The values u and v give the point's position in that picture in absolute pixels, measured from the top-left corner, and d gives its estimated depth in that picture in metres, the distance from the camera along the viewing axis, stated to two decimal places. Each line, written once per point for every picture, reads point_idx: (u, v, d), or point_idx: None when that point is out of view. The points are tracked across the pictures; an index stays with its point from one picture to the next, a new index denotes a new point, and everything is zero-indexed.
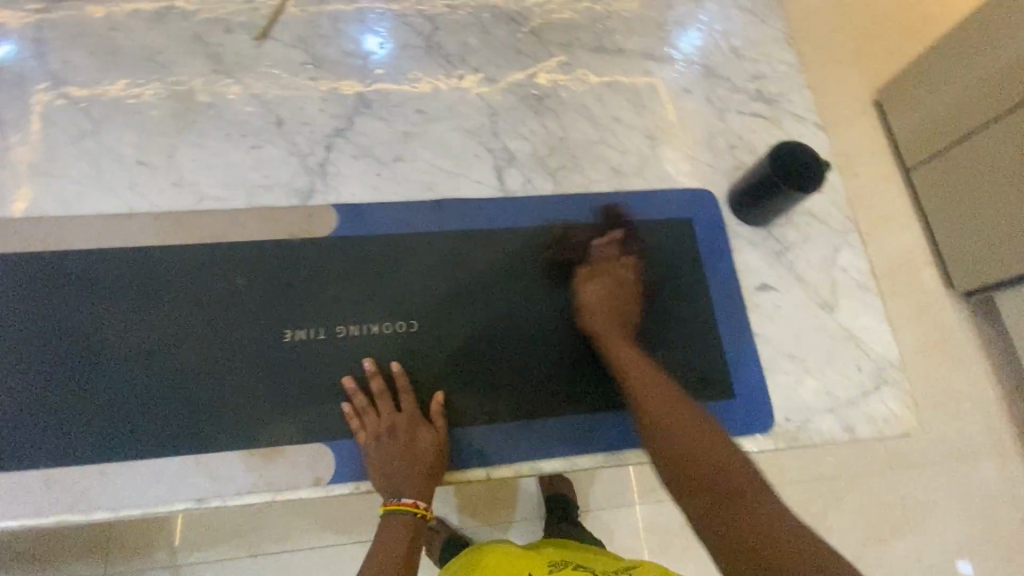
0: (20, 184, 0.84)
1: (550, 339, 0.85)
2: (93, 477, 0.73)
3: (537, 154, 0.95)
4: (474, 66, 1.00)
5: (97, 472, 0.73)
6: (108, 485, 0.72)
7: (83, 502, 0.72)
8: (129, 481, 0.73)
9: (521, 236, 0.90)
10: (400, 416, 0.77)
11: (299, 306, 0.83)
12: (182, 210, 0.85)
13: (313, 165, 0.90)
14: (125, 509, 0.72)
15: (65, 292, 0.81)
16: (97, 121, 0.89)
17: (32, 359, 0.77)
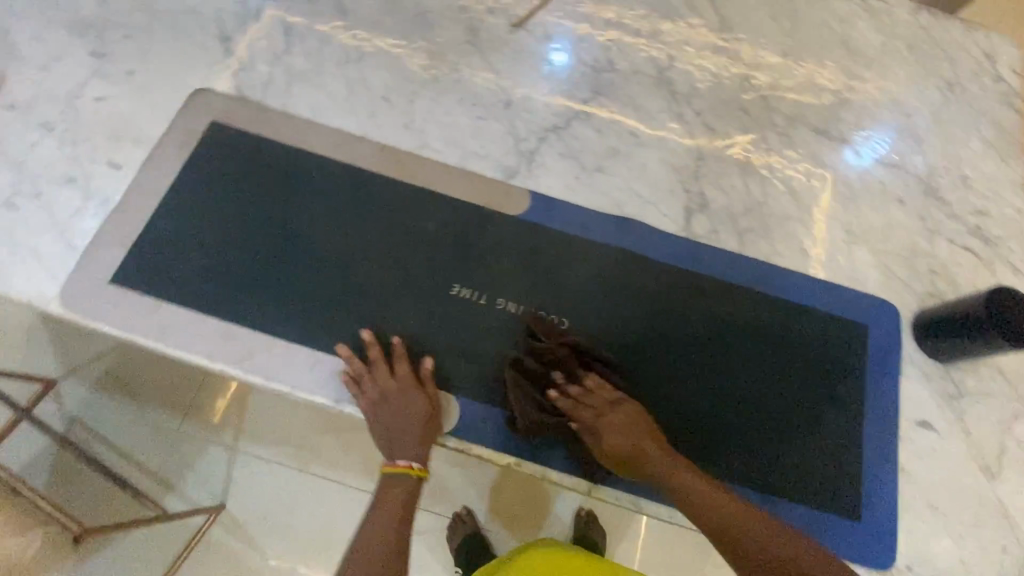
0: (285, 83, 0.97)
1: (691, 386, 0.84)
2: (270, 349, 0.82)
3: (731, 210, 0.95)
4: (696, 109, 1.02)
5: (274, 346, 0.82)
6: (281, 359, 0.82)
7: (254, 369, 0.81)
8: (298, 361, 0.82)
9: (692, 280, 0.90)
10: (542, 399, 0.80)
11: (472, 267, 0.89)
12: (405, 150, 0.94)
13: (524, 150, 0.96)
14: (281, 384, 0.81)
15: (289, 183, 0.90)
16: (360, 51, 1.00)
17: (245, 230, 0.87)
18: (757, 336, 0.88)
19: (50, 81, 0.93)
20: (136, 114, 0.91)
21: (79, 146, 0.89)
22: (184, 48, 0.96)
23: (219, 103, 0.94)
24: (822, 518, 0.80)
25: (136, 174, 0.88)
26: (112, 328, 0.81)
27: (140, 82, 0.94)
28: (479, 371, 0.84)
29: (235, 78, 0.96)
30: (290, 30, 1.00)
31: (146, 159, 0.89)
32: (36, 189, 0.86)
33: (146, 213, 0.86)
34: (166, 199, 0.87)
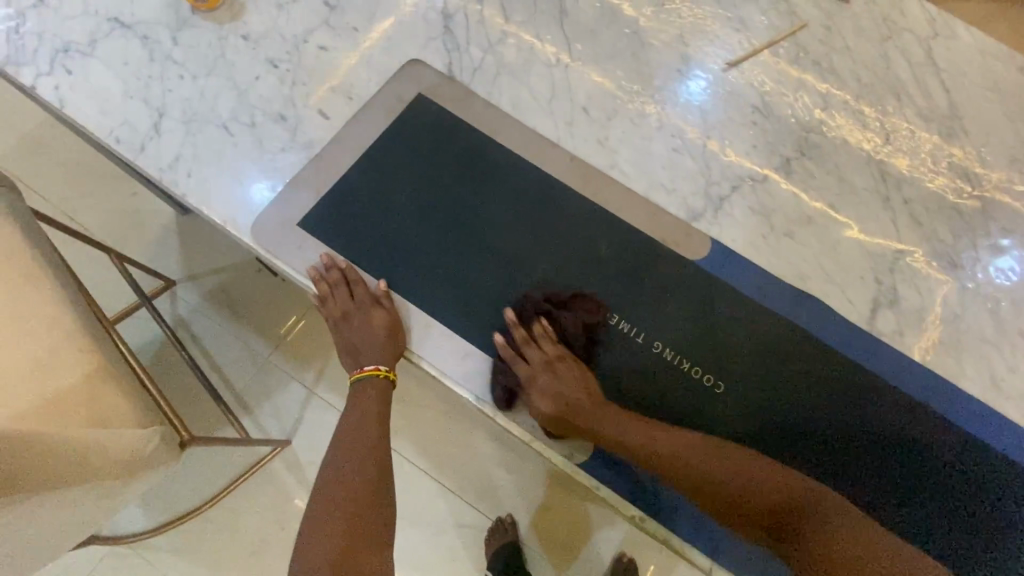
0: (495, 72, 0.98)
1: (828, 489, 0.82)
2: (363, 297, 0.81)
3: (920, 315, 0.88)
4: (904, 197, 0.95)
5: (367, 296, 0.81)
6: (373, 312, 0.80)
7: (345, 314, 0.80)
8: (390, 318, 0.81)
9: (863, 378, 0.84)
10: (612, 411, 0.77)
11: (637, 302, 0.86)
12: (594, 166, 0.93)
13: (713, 195, 0.92)
14: (432, 366, 0.82)
15: (477, 171, 0.91)
16: (572, 56, 0.99)
17: (428, 207, 0.89)
18: (915, 459, 0.82)
19: (282, 19, 0.97)
20: (352, 72, 0.95)
21: (296, 88, 0.93)
22: (408, 17, 0.99)
23: (429, 79, 0.96)
24: None
25: (342, 127, 0.92)
26: (291, 269, 0.85)
27: (363, 41, 0.98)
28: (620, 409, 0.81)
29: (449, 55, 0.98)
30: (509, 20, 1.00)
31: (353, 116, 0.93)
32: (250, 119, 0.91)
33: (343, 167, 0.90)
34: (364, 158, 0.90)
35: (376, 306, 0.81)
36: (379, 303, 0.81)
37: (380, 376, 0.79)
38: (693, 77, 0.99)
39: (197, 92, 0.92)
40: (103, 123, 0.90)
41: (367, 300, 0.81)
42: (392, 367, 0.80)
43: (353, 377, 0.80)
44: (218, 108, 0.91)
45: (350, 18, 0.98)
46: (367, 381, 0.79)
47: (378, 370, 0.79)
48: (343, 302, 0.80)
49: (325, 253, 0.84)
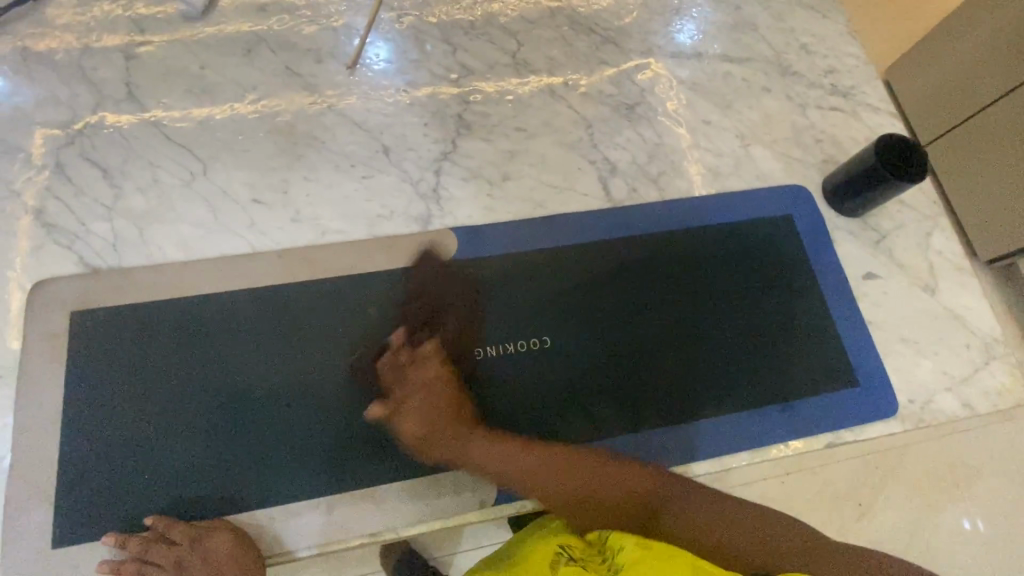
0: (136, 230, 0.82)
1: (681, 343, 0.87)
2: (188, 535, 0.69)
3: (638, 164, 0.97)
4: (563, 80, 1.01)
5: (191, 530, 0.70)
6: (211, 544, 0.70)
7: (182, 562, 0.69)
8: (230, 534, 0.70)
9: (636, 244, 0.92)
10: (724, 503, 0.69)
11: (435, 331, 0.83)
12: (306, 244, 0.85)
13: (426, 190, 0.90)
14: (309, 546, 0.73)
15: (198, 339, 0.78)
16: (203, 161, 0.87)
17: (178, 413, 0.75)
18: (713, 270, 0.92)
19: None
20: None
21: None
22: None
23: (69, 290, 0.79)
24: (834, 398, 0.87)
25: (16, 415, 0.73)
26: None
27: None
28: (492, 428, 0.79)
29: (74, 251, 0.81)
30: (109, 172, 0.85)
31: (18, 394, 0.74)
32: None
33: (54, 451, 0.72)
34: (70, 424, 0.73)
35: (204, 533, 0.70)
36: (210, 528, 0.70)
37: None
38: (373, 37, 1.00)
39: None
40: None
41: (194, 536, 0.69)
42: None
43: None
44: None
45: None
46: None
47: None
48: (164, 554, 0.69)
49: (105, 537, 0.69)
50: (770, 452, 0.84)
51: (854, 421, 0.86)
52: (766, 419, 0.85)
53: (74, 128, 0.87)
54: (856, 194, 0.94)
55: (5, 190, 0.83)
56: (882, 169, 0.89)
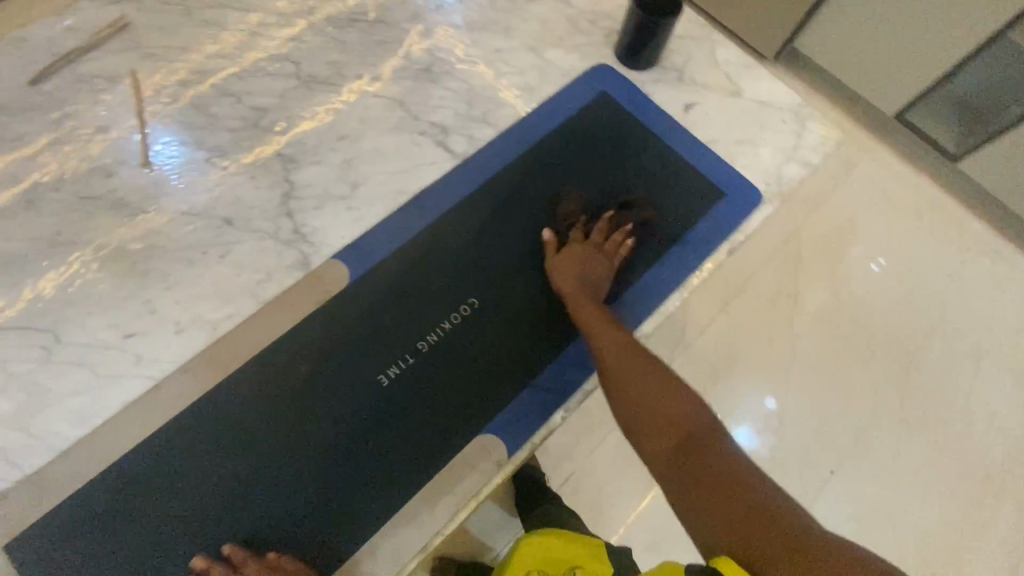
0: (21, 431, 0.75)
1: (580, 237, 0.94)
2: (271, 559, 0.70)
3: (461, 114, 1.01)
4: (357, 76, 1.02)
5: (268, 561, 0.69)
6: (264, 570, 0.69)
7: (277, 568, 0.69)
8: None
9: (498, 181, 0.97)
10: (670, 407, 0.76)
11: (371, 351, 0.84)
12: (205, 345, 0.81)
13: (290, 235, 0.89)
14: None
15: (153, 489, 0.74)
16: (53, 329, 0.81)
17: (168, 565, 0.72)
18: (570, 167, 0.99)
19: None
20: None
21: None
22: None
23: None
24: (715, 213, 0.98)
25: None
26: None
27: None
28: (471, 398, 0.83)
29: None
30: None
31: None
32: None
33: None
34: None
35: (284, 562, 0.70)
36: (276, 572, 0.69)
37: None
38: (85, 158, 0.91)
39: None
40: None
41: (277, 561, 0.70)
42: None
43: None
44: None
45: None
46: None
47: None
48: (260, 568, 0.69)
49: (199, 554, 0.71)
50: (696, 279, 0.95)
51: (739, 220, 0.99)
52: (677, 259, 0.95)
53: None
54: (644, 51, 1.05)
55: None
56: (653, 24, 1.00)
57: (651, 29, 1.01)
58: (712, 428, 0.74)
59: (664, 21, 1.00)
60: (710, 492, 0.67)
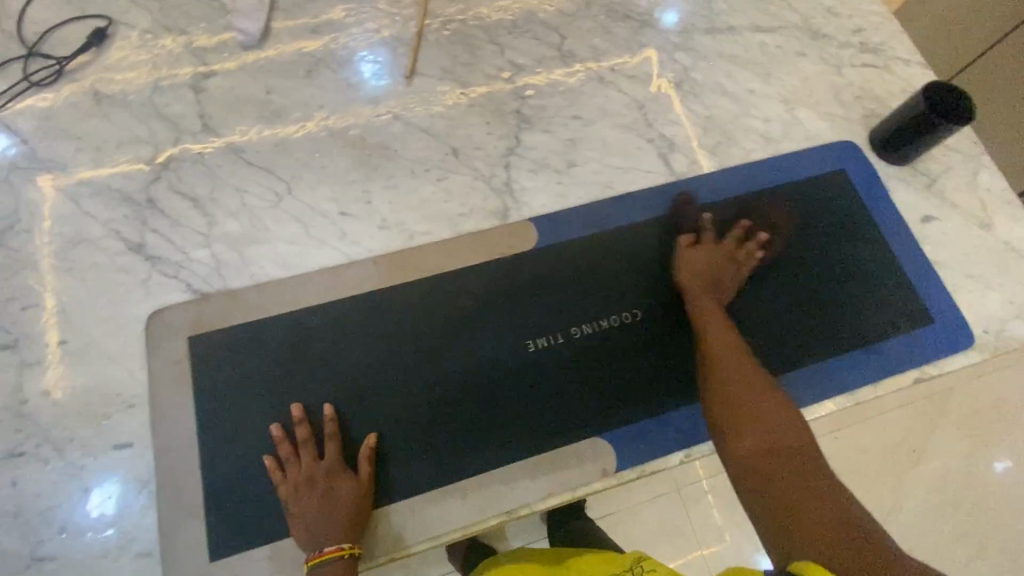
0: (235, 253, 0.87)
1: (763, 299, 0.91)
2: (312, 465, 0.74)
3: (692, 136, 1.01)
4: (610, 67, 1.05)
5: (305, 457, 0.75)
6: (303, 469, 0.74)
7: (310, 479, 0.74)
8: (344, 567, 0.70)
9: (704, 212, 0.95)
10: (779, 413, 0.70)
11: (530, 316, 0.87)
12: (398, 250, 0.90)
13: (499, 185, 0.94)
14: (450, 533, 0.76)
15: (311, 346, 0.82)
16: (288, 181, 0.92)
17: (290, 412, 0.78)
18: (779, 229, 0.96)
19: None
20: (104, 380, 0.79)
21: (67, 451, 0.75)
22: (106, 283, 0.83)
23: (182, 316, 0.82)
24: (914, 336, 0.91)
25: (152, 440, 0.76)
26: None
27: (81, 345, 0.80)
28: (602, 400, 0.83)
29: (179, 279, 0.85)
30: (200, 201, 0.89)
31: (153, 420, 0.77)
32: (56, 524, 0.73)
33: (196, 469, 0.75)
34: (207, 441, 0.77)
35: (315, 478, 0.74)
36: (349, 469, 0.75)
37: (344, 557, 0.70)
38: (362, 51, 1.02)
39: None
40: None
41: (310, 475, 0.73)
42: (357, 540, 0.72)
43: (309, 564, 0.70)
44: (11, 547, 0.72)
45: (43, 338, 0.80)
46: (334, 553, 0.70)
47: (341, 550, 0.71)
48: (305, 466, 0.74)
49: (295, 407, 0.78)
50: (869, 392, 0.88)
51: (938, 354, 0.90)
52: (857, 363, 0.89)
53: (157, 162, 0.91)
54: (902, 146, 0.99)
55: (105, 230, 0.87)
56: (926, 125, 0.94)
57: (920, 129, 0.96)
58: (812, 459, 0.65)
59: (940, 125, 0.93)
60: (800, 493, 0.60)
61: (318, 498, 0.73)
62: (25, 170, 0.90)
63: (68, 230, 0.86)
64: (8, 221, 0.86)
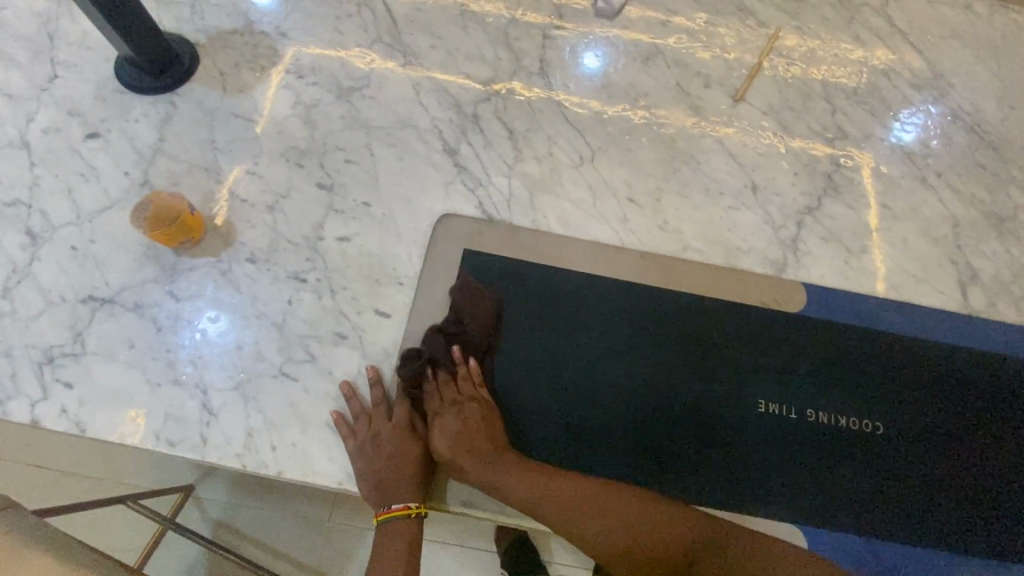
0: (528, 193, 0.92)
1: (1012, 479, 0.83)
2: (371, 426, 0.76)
3: (1001, 279, 0.93)
4: (937, 172, 0.99)
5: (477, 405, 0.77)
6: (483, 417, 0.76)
7: (376, 437, 0.75)
8: (410, 527, 0.73)
9: (985, 363, 0.87)
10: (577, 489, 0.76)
11: (771, 379, 0.84)
12: (668, 256, 0.90)
13: (786, 238, 0.92)
14: None
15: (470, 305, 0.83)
16: (594, 151, 0.95)
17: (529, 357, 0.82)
18: None
19: (282, 222, 0.87)
20: (387, 253, 0.85)
21: (339, 296, 0.83)
22: (418, 171, 0.91)
23: (466, 227, 0.88)
24: None
25: (407, 322, 0.82)
26: None
27: (380, 213, 0.88)
28: (808, 494, 0.80)
29: (476, 194, 0.90)
30: (515, 135, 0.95)
31: (413, 307, 0.83)
32: (307, 353, 0.80)
33: (432, 367, 0.81)
34: (451, 347, 0.81)
35: (369, 437, 0.75)
36: (413, 434, 0.76)
37: (409, 516, 0.73)
38: (700, 59, 1.03)
39: (229, 346, 0.81)
40: (143, 427, 0.77)
41: (374, 435, 0.75)
42: (423, 501, 0.74)
43: (376, 519, 0.73)
44: (266, 353, 0.80)
45: (354, 194, 0.89)
46: (407, 519, 0.73)
47: (408, 510, 0.73)
48: (375, 423, 0.76)
49: (372, 365, 0.80)
50: None
51: None
52: None
53: (492, 85, 0.98)
54: None
55: (431, 124, 0.94)
56: None
57: None
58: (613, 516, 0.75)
59: None
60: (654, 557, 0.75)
61: (358, 455, 0.74)
62: (386, 46, 0.99)
63: (402, 111, 0.95)
64: (359, 82, 0.96)
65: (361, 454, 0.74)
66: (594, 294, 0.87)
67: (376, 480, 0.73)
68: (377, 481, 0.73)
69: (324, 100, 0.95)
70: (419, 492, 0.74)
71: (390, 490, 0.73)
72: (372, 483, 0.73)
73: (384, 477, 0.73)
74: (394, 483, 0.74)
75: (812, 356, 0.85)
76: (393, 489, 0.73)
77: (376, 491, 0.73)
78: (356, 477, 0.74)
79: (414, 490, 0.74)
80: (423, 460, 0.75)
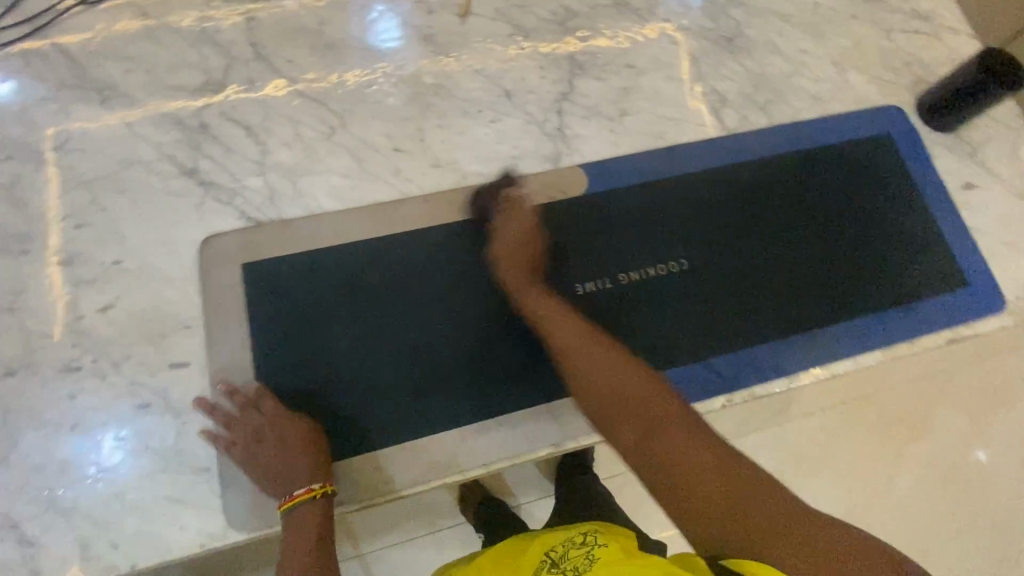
0: (289, 183, 0.87)
1: (804, 257, 0.92)
2: (244, 426, 0.73)
3: (745, 93, 1.01)
4: (664, 18, 1.04)
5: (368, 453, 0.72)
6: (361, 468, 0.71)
7: (254, 434, 0.73)
8: (320, 507, 0.70)
9: (752, 169, 0.96)
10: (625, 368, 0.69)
11: (580, 260, 0.88)
12: (448, 189, 0.89)
13: (552, 129, 0.94)
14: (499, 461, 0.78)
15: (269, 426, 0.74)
16: (342, 116, 0.91)
17: (346, 341, 0.80)
18: (824, 190, 0.96)
19: (31, 319, 0.77)
20: (161, 301, 0.79)
21: (126, 366, 0.76)
22: (162, 206, 0.83)
23: (234, 242, 0.82)
24: (947, 298, 0.93)
25: (209, 360, 0.77)
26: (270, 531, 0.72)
27: (137, 265, 0.80)
28: (647, 346, 0.85)
29: (234, 205, 0.84)
30: (253, 130, 0.89)
31: (209, 343, 0.78)
32: (115, 437, 0.74)
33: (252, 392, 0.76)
34: (263, 364, 0.77)
35: (245, 438, 0.73)
36: (295, 419, 0.74)
37: (315, 497, 0.70)
38: None
39: (23, 469, 0.72)
40: None
41: (254, 435, 0.73)
42: (327, 480, 0.72)
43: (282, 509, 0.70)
44: (68, 458, 0.73)
45: (100, 257, 0.80)
46: (307, 503, 0.69)
47: (311, 491, 0.70)
48: (250, 422, 0.73)
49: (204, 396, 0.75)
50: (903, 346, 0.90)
51: (973, 316, 0.93)
52: (891, 319, 0.91)
53: (210, 88, 0.90)
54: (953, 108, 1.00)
55: (158, 153, 0.86)
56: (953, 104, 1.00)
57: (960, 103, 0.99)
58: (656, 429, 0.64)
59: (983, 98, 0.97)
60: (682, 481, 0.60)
61: (242, 456, 0.72)
62: (76, 90, 0.88)
63: (121, 151, 0.86)
64: (58, 139, 0.85)
65: (245, 454, 0.72)
66: (391, 252, 0.85)
67: (271, 472, 0.72)
68: (272, 472, 0.71)
69: (26, 173, 0.83)
70: (317, 471, 0.72)
71: (285, 479, 0.71)
72: (269, 474, 0.72)
73: (278, 467, 0.72)
74: (287, 470, 0.71)
75: (610, 225, 0.90)
76: (290, 478, 0.71)
77: (276, 482, 0.71)
78: (254, 476, 0.73)
79: (310, 473, 0.71)
80: (312, 440, 0.73)
